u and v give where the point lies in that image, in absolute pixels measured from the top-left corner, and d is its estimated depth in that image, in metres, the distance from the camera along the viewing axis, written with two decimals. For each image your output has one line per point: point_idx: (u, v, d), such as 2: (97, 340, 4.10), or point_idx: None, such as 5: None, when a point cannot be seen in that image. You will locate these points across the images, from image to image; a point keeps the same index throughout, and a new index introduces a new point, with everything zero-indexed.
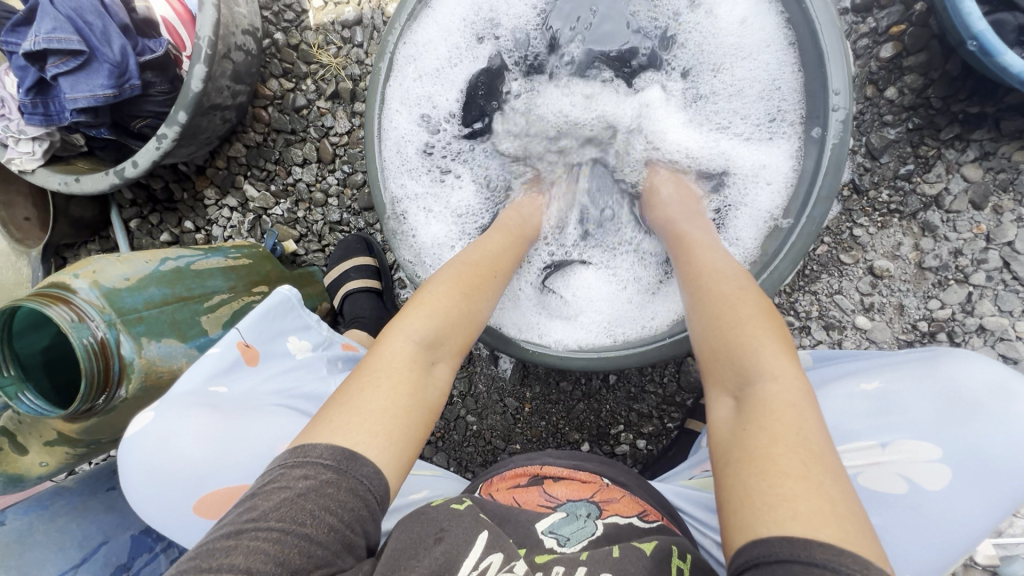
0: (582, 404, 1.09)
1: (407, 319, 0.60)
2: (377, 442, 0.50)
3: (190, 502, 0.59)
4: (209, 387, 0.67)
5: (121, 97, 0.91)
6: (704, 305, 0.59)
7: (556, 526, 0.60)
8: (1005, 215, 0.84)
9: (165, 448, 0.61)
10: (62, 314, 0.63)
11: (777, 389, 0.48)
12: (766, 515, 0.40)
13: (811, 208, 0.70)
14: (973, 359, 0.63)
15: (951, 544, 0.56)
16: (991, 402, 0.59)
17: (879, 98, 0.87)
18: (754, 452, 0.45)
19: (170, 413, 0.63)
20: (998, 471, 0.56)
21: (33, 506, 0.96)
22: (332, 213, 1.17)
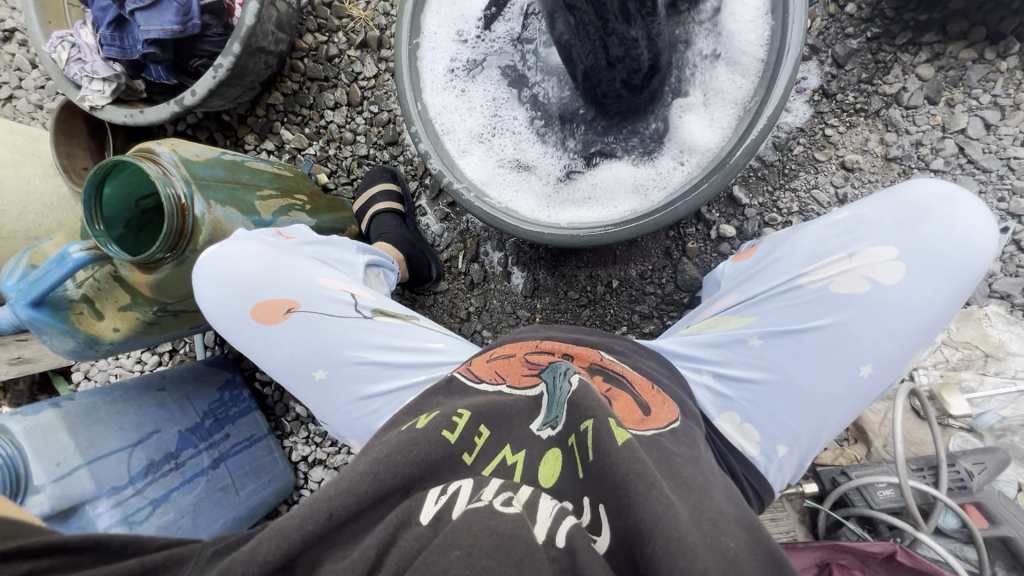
0: (588, 309, 1.19)
1: None
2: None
3: (246, 311, 0.73)
4: (262, 235, 0.80)
5: (184, 33, 1.06)
6: None
7: (546, 412, 0.56)
8: (957, 107, 0.96)
9: (227, 269, 0.74)
10: (151, 167, 0.76)
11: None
12: None
13: (784, 61, 0.75)
14: (923, 181, 0.75)
15: (907, 323, 0.70)
16: (937, 208, 0.72)
17: (841, 14, 1.00)
18: None
19: (229, 244, 0.76)
20: (942, 262, 0.70)
21: (97, 391, 1.06)
22: (360, 149, 1.30)
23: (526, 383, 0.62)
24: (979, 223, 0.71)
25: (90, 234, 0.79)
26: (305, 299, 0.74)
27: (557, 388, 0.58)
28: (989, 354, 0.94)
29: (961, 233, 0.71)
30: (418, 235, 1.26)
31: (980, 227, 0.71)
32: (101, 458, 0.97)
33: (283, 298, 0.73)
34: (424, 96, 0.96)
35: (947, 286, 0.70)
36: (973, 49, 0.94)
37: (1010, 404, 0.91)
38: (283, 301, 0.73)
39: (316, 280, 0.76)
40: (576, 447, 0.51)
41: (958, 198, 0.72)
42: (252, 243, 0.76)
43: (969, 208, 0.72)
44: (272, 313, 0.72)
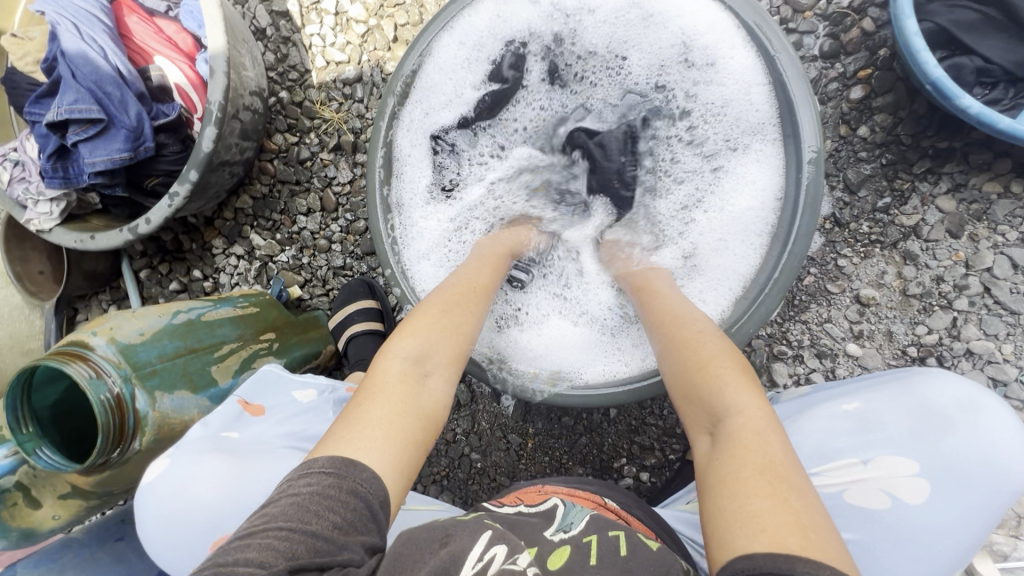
0: (584, 438, 1.10)
1: (414, 336, 0.64)
2: (376, 448, 0.52)
3: (207, 546, 0.60)
4: (221, 434, 0.70)
5: (136, 158, 0.96)
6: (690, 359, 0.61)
7: (560, 520, 0.63)
8: (981, 243, 0.88)
9: (178, 494, 0.63)
10: (80, 371, 0.66)
11: (746, 423, 0.53)
12: (740, 530, 0.44)
13: (792, 243, 0.74)
14: (942, 375, 0.65)
15: (934, 556, 0.59)
16: (958, 417, 0.61)
17: (853, 137, 0.92)
18: (733, 480, 0.48)
19: (184, 458, 0.65)
20: (975, 487, 0.59)
21: (42, 559, 0.96)
22: (335, 259, 1.21)
23: (538, 500, 0.70)
24: (1009, 437, 0.60)
25: (16, 440, 0.69)
26: None
27: (571, 505, 0.67)
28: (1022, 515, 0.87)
29: (992, 447, 0.60)
30: None
31: (1009, 443, 0.60)
32: None
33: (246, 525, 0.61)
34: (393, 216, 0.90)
35: (975, 515, 0.59)
36: (998, 181, 0.87)
37: None
38: None
39: None
40: (593, 544, 0.57)
41: (982, 406, 0.62)
42: (210, 458, 0.65)
43: (996, 420, 0.61)
44: None
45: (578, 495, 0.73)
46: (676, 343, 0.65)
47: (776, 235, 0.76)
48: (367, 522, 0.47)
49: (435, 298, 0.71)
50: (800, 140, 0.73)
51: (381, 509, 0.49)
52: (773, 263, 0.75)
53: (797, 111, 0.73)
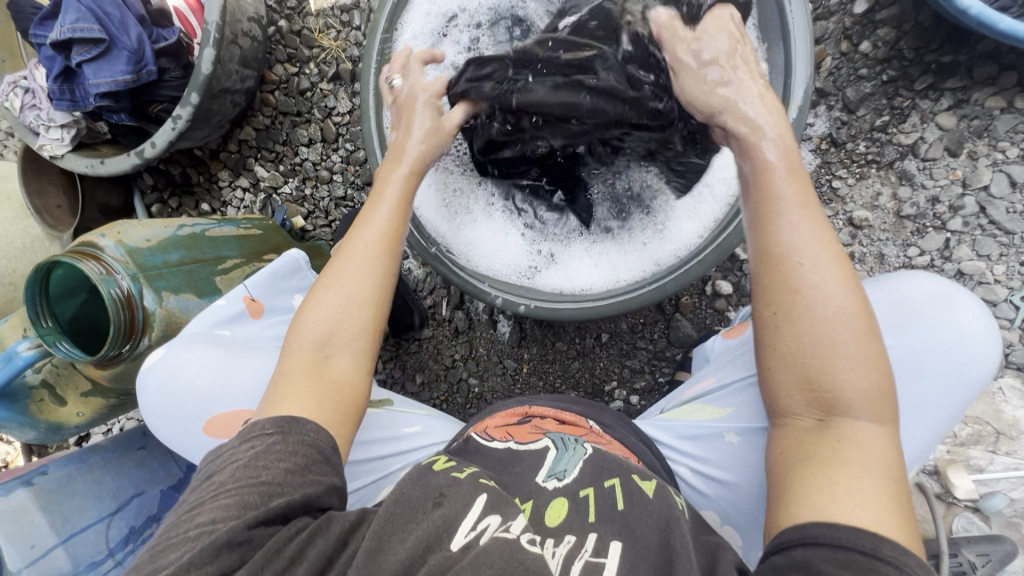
0: (577, 362, 1.14)
1: (316, 305, 0.61)
2: (298, 403, 0.56)
3: (201, 422, 0.65)
4: (214, 330, 0.73)
5: (139, 82, 0.98)
6: (793, 309, 0.51)
7: (552, 465, 0.64)
8: (980, 160, 0.87)
9: (177, 378, 0.66)
10: (91, 267, 0.71)
11: (874, 431, 0.48)
12: (842, 511, 0.44)
13: None
14: (919, 276, 0.66)
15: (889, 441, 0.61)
16: (927, 311, 0.63)
17: (854, 53, 0.90)
18: (838, 465, 0.46)
19: (179, 349, 0.68)
20: (931, 378, 0.61)
21: (72, 460, 1.05)
22: (337, 190, 1.24)
23: (529, 438, 0.69)
24: (978, 332, 0.61)
25: (37, 333, 0.74)
26: None
27: (564, 448, 0.67)
28: (1001, 431, 0.87)
29: (954, 339, 0.61)
30: (398, 281, 1.20)
31: (980, 338, 0.61)
32: (76, 534, 0.95)
33: (237, 410, 0.65)
34: (385, 114, 0.92)
35: (930, 399, 0.62)
36: (1002, 96, 0.85)
37: (1020, 487, 0.85)
38: (240, 412, 0.65)
39: None
40: (590, 497, 0.59)
41: (955, 300, 0.63)
42: (203, 348, 0.68)
43: (968, 314, 0.62)
44: (227, 425, 0.64)
45: (566, 420, 0.75)
46: (789, 291, 0.52)
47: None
48: (323, 465, 0.52)
49: (341, 259, 0.64)
50: (790, 36, 0.72)
51: (335, 452, 0.54)
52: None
53: (788, 11, 0.72)
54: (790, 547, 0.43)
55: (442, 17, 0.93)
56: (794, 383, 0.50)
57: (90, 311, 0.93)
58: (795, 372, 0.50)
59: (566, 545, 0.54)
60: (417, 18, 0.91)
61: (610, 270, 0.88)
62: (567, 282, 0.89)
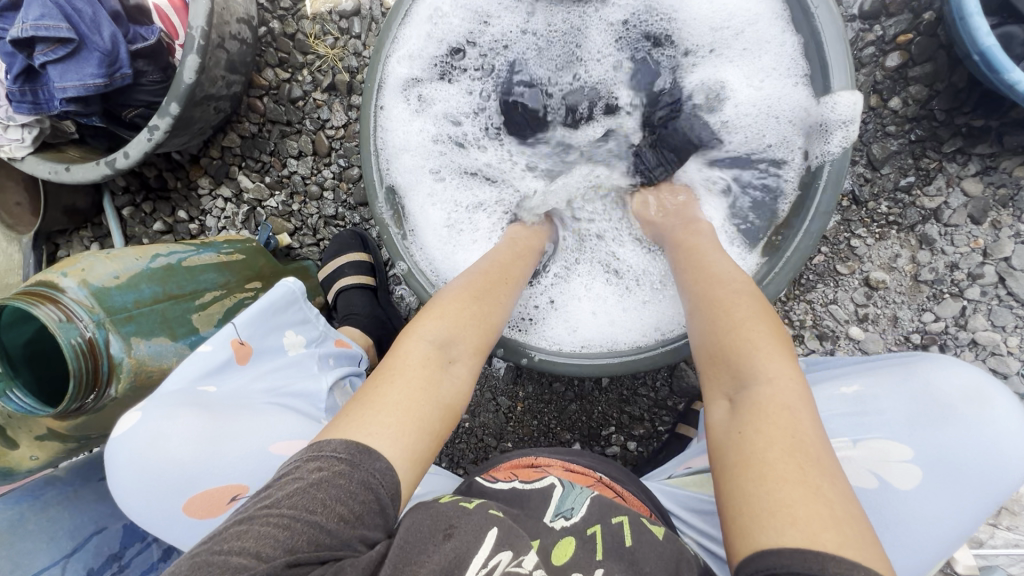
0: (574, 405, 1.10)
1: (434, 325, 0.62)
2: (387, 436, 0.50)
3: (178, 503, 0.56)
4: (198, 387, 0.65)
5: (112, 86, 0.89)
6: (707, 315, 0.59)
7: (557, 504, 0.60)
8: (1003, 230, 0.85)
9: (153, 451, 0.57)
10: (49, 314, 0.63)
11: (773, 392, 0.49)
12: (767, 524, 0.42)
13: (807, 222, 0.70)
14: (949, 364, 0.65)
15: (924, 545, 0.59)
16: (961, 407, 0.62)
17: (883, 108, 0.86)
18: (754, 456, 0.46)
19: (158, 414, 0.60)
20: (964, 477, 0.60)
21: (26, 494, 0.96)
22: (327, 208, 1.16)
23: (534, 476, 0.66)
24: (1012, 433, 0.61)
25: None
26: (257, 481, 0.60)
27: (571, 486, 0.63)
28: (1004, 506, 0.86)
29: (990, 440, 0.61)
30: (391, 310, 1.13)
31: (1014, 440, 0.61)
32: None
33: (227, 484, 0.58)
34: (385, 144, 0.83)
35: (968, 501, 0.60)
36: None
37: (1019, 563, 0.84)
38: (227, 488, 0.59)
39: (268, 447, 0.62)
40: (598, 535, 0.56)
41: (987, 397, 0.62)
42: (184, 412, 0.60)
43: (999, 412, 0.61)
44: (213, 504, 0.58)
45: (574, 469, 0.71)
46: (695, 298, 0.63)
47: (795, 215, 0.74)
48: (376, 515, 0.46)
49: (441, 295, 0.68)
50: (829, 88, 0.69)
51: (391, 502, 0.47)
52: (785, 250, 0.72)
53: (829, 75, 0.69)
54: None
55: (446, 45, 0.87)
56: (716, 380, 0.55)
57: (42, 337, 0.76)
58: (706, 370, 0.56)
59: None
60: (423, 40, 0.84)
61: (613, 321, 0.83)
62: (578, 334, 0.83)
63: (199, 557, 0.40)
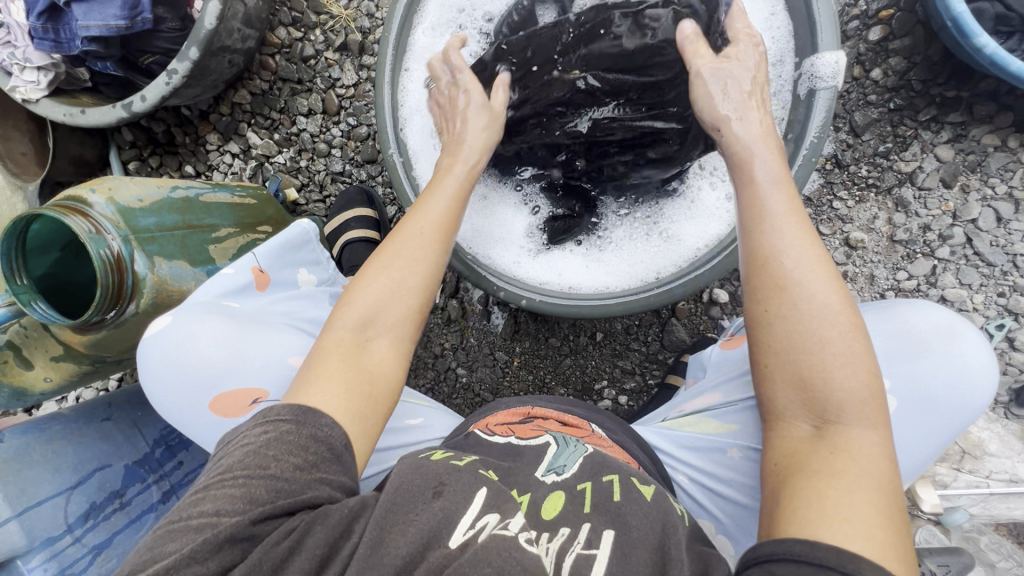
0: (568, 359, 1.14)
1: (365, 289, 0.62)
2: (325, 395, 0.54)
3: (207, 399, 0.62)
4: (221, 301, 0.69)
5: (132, 29, 0.92)
6: (781, 311, 0.54)
7: (551, 460, 0.61)
8: (971, 195, 0.92)
9: (187, 348, 0.63)
10: (81, 224, 0.66)
11: (879, 446, 0.49)
12: (834, 526, 0.44)
13: (793, 171, 0.75)
14: (923, 306, 0.69)
15: (896, 465, 0.64)
16: (935, 342, 0.66)
17: (865, 78, 0.92)
18: (836, 478, 0.47)
19: (188, 318, 0.65)
20: (935, 403, 0.64)
21: (30, 428, 0.98)
22: (334, 164, 1.19)
23: (530, 433, 0.67)
24: (981, 363, 0.65)
25: (11, 290, 0.69)
26: (274, 386, 0.64)
27: (565, 444, 0.64)
28: (966, 451, 0.94)
29: (960, 371, 0.65)
30: None
31: (981, 369, 0.65)
32: (33, 507, 0.89)
33: (247, 386, 0.63)
34: (397, 90, 0.87)
35: (937, 428, 0.65)
36: (997, 135, 0.90)
37: (980, 503, 0.90)
38: (248, 391, 0.63)
39: (286, 358, 0.66)
40: (588, 490, 0.56)
41: (958, 333, 0.66)
42: (213, 318, 0.65)
43: (969, 345, 0.65)
44: (234, 404, 0.62)
45: (568, 423, 0.72)
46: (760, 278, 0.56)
47: (785, 162, 0.77)
48: (332, 464, 0.50)
49: (396, 242, 0.66)
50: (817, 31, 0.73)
51: (346, 451, 0.52)
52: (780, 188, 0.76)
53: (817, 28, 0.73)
54: (768, 560, 0.42)
55: (455, 6, 0.89)
56: (798, 391, 0.52)
57: (64, 267, 0.81)
58: (777, 376, 0.54)
59: (559, 538, 0.51)
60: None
61: (628, 269, 0.85)
62: (575, 281, 0.86)
63: (164, 526, 0.44)
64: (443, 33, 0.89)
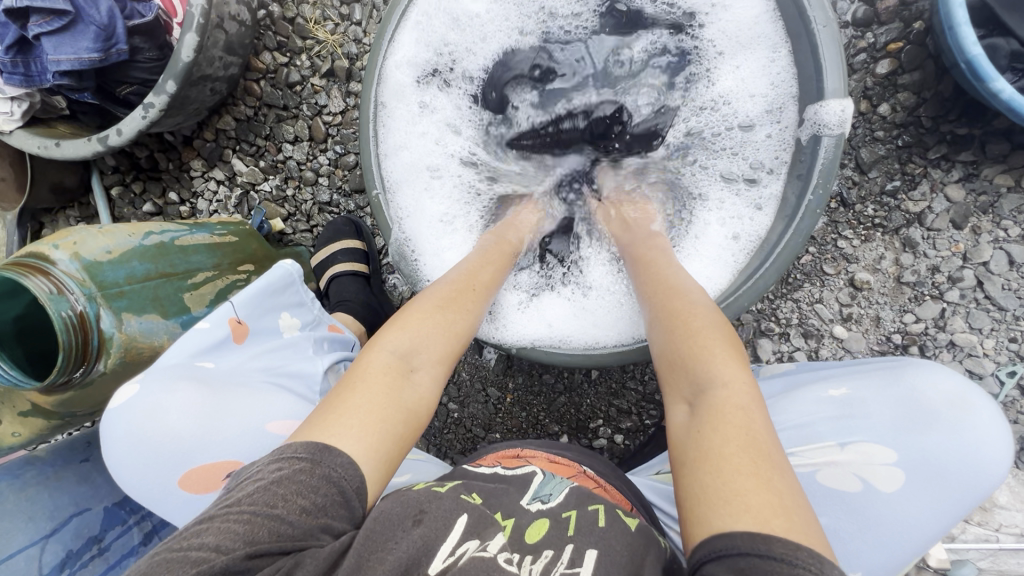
0: (563, 397, 1.11)
1: (404, 325, 0.60)
2: (351, 434, 0.48)
3: (176, 478, 0.59)
4: (196, 362, 0.66)
5: (107, 61, 0.88)
6: (661, 321, 0.60)
7: (535, 489, 0.57)
8: (982, 236, 0.88)
9: (151, 421, 0.60)
10: (40, 285, 0.62)
11: (728, 394, 0.49)
12: (720, 508, 0.41)
13: (798, 220, 0.71)
14: (935, 370, 0.65)
15: (902, 542, 0.60)
16: (945, 411, 0.62)
17: (872, 114, 0.88)
18: (708, 454, 0.45)
19: (156, 388, 0.61)
20: (946, 477, 0.60)
21: (4, 474, 0.95)
22: (321, 193, 1.15)
23: (516, 463, 0.64)
24: (995, 437, 0.61)
25: None
26: (250, 457, 0.60)
27: (551, 476, 0.60)
28: (976, 502, 0.90)
29: (973, 444, 0.61)
30: (382, 299, 1.13)
31: (995, 443, 0.61)
32: (5, 560, 0.84)
33: (223, 459, 0.60)
34: (383, 127, 0.83)
35: (949, 504, 0.60)
36: (1011, 174, 0.86)
37: (989, 558, 0.86)
38: (222, 463, 0.60)
39: (263, 425, 0.63)
40: (573, 517, 0.52)
41: (969, 402, 0.62)
42: (184, 385, 0.62)
43: (982, 416, 0.62)
44: (209, 478, 0.59)
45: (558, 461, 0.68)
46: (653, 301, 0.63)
47: (786, 211, 0.74)
48: (339, 509, 0.44)
49: (428, 291, 0.67)
50: (821, 74, 0.70)
51: (356, 497, 0.46)
52: (779, 241, 0.72)
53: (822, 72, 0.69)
54: (703, 565, 0.39)
55: (433, 48, 0.87)
56: (677, 382, 0.53)
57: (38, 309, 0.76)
58: (664, 374, 0.56)
59: (542, 560, 0.47)
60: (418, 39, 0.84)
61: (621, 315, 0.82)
62: (563, 329, 0.83)
63: (161, 554, 0.38)
64: (426, 76, 0.88)
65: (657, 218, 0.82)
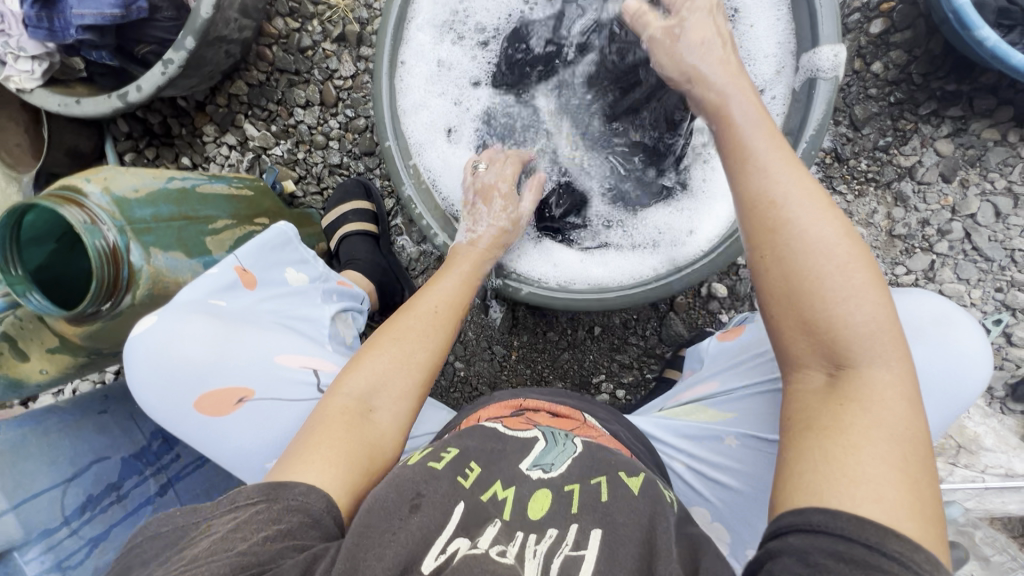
0: (567, 353, 1.14)
1: (367, 365, 0.62)
2: (315, 467, 0.49)
3: (190, 399, 0.62)
4: (209, 300, 0.68)
5: (128, 18, 0.92)
6: (779, 242, 0.49)
7: (537, 456, 0.53)
8: (970, 189, 0.92)
9: (168, 351, 0.63)
10: (75, 215, 0.66)
11: (894, 379, 0.44)
12: (845, 490, 0.40)
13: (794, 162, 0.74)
14: (918, 295, 0.69)
15: None
16: (930, 330, 0.66)
17: (866, 72, 0.92)
18: (844, 434, 0.43)
19: (171, 318, 0.65)
20: (930, 392, 0.64)
21: (24, 420, 0.94)
22: (332, 156, 1.18)
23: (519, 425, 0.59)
24: (976, 353, 0.65)
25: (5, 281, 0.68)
26: (259, 386, 0.65)
27: (554, 441, 0.55)
28: (962, 445, 0.94)
29: (954, 361, 0.65)
30: (391, 258, 1.16)
31: (976, 360, 0.65)
32: (29, 500, 0.86)
33: (232, 386, 0.64)
34: (397, 79, 0.86)
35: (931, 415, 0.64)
36: (997, 129, 0.90)
37: (975, 497, 0.90)
38: (233, 391, 0.64)
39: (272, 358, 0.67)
40: (575, 493, 0.49)
41: (953, 322, 0.66)
42: (196, 318, 0.65)
43: (965, 337, 0.65)
44: (221, 403, 0.63)
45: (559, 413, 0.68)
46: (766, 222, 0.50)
47: None
48: (310, 529, 0.45)
49: (406, 317, 0.68)
50: (817, 23, 0.74)
51: (330, 517, 0.46)
52: None
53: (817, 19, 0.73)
54: (784, 532, 0.39)
55: (448, 9, 0.90)
56: (800, 334, 0.47)
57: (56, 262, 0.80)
58: (781, 307, 0.48)
59: (547, 539, 0.46)
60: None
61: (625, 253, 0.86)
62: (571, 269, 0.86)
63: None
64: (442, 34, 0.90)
65: (740, 67, 0.64)
